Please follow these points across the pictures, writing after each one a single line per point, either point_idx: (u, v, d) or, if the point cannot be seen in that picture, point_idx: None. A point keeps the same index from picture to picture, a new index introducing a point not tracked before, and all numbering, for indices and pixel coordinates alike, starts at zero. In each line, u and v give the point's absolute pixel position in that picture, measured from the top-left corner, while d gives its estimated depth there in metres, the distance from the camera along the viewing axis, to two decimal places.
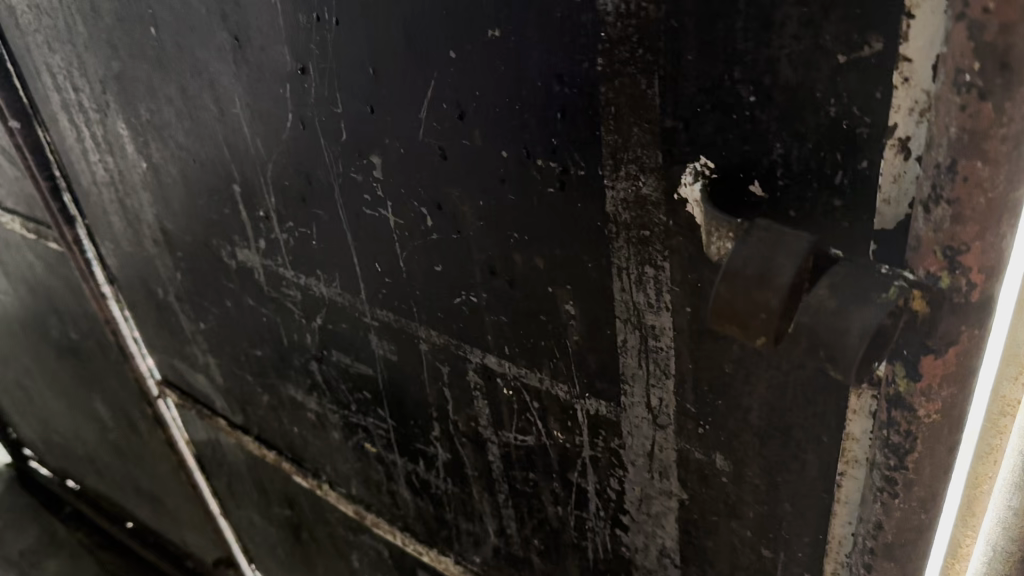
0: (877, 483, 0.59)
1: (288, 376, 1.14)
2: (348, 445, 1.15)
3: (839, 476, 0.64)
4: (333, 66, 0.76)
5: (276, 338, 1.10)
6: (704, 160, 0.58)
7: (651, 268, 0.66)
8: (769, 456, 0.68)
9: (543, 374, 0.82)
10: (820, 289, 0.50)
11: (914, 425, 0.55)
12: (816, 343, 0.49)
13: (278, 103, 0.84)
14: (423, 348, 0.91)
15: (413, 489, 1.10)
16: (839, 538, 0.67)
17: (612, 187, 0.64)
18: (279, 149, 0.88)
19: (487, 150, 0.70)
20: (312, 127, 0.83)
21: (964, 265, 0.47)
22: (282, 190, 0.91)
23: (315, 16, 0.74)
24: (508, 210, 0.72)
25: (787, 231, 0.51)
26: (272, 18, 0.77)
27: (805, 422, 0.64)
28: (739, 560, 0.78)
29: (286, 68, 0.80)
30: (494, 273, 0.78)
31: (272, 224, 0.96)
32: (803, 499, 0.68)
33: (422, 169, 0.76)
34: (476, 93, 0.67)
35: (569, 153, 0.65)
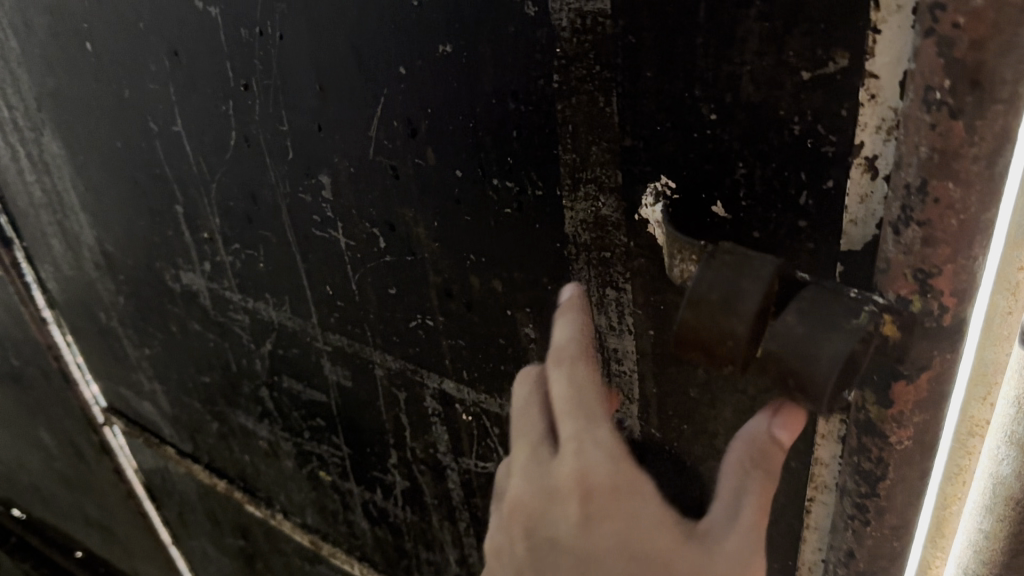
0: (848, 511, 0.58)
1: (238, 402, 1.10)
2: (302, 474, 1.11)
3: (807, 497, 0.63)
4: (278, 83, 0.73)
5: (225, 364, 1.06)
6: (665, 180, 0.56)
7: (613, 291, 0.64)
8: None
9: (503, 400, 0.79)
10: (788, 315, 0.47)
11: (886, 451, 0.53)
12: (785, 370, 0.47)
13: (222, 120, 0.80)
14: (377, 374, 0.88)
15: (371, 518, 1.06)
16: (808, 565, 0.67)
17: (570, 208, 0.62)
18: (222, 168, 0.84)
19: (440, 169, 0.67)
20: (256, 145, 0.79)
21: (936, 288, 0.46)
22: (227, 212, 0.88)
23: (258, 30, 0.71)
24: (464, 232, 0.70)
25: (753, 253, 0.48)
26: (214, 32, 0.74)
27: None
28: None
29: (230, 85, 0.77)
30: (450, 296, 0.75)
31: (217, 246, 0.92)
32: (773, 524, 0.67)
33: (373, 189, 0.73)
34: (428, 110, 0.65)
35: (525, 172, 0.62)
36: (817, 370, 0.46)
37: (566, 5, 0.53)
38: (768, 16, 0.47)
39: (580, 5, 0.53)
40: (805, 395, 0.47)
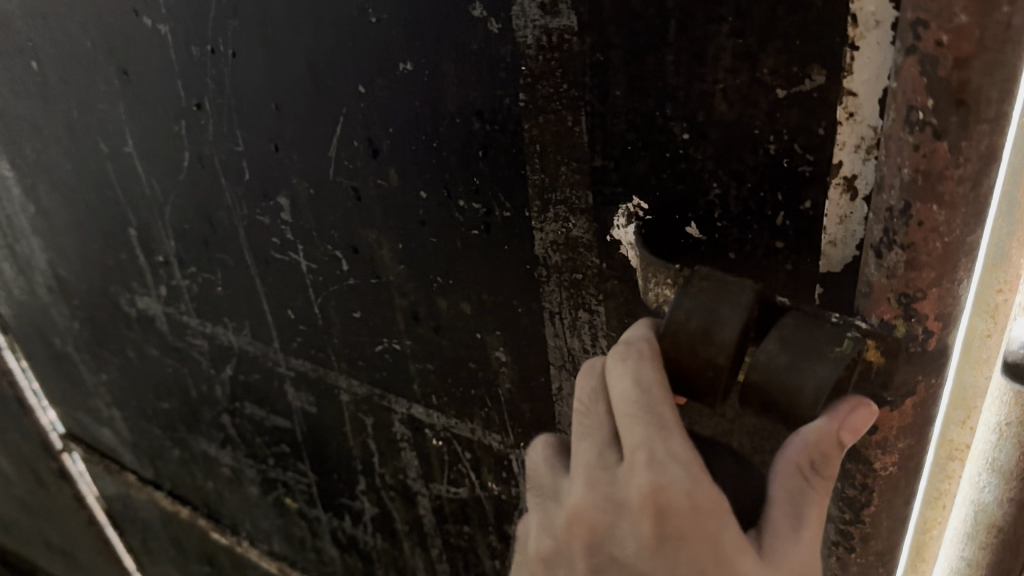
0: (831, 537, 0.56)
1: (199, 429, 1.06)
2: (267, 501, 1.07)
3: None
4: (232, 102, 0.70)
5: (184, 390, 1.02)
6: (637, 201, 0.54)
7: (585, 313, 0.62)
8: None
9: (474, 425, 0.76)
10: (770, 343, 0.45)
11: (870, 478, 0.51)
12: (769, 401, 0.45)
13: (175, 141, 0.77)
14: (343, 399, 0.85)
15: (340, 545, 1.03)
16: None
17: (540, 229, 0.60)
18: (177, 190, 0.81)
19: (404, 190, 0.65)
20: (211, 166, 0.76)
21: (920, 312, 0.44)
22: (182, 235, 0.84)
23: (209, 47, 0.68)
24: (431, 254, 0.67)
25: (731, 278, 0.47)
26: (165, 50, 0.71)
27: None
28: None
29: (182, 104, 0.73)
30: (417, 319, 0.72)
31: (172, 270, 0.88)
32: None
33: (335, 210, 0.70)
34: (390, 129, 0.62)
35: (493, 193, 0.60)
36: (802, 401, 0.44)
37: (531, 22, 0.51)
38: (741, 32, 0.45)
39: (546, 21, 0.51)
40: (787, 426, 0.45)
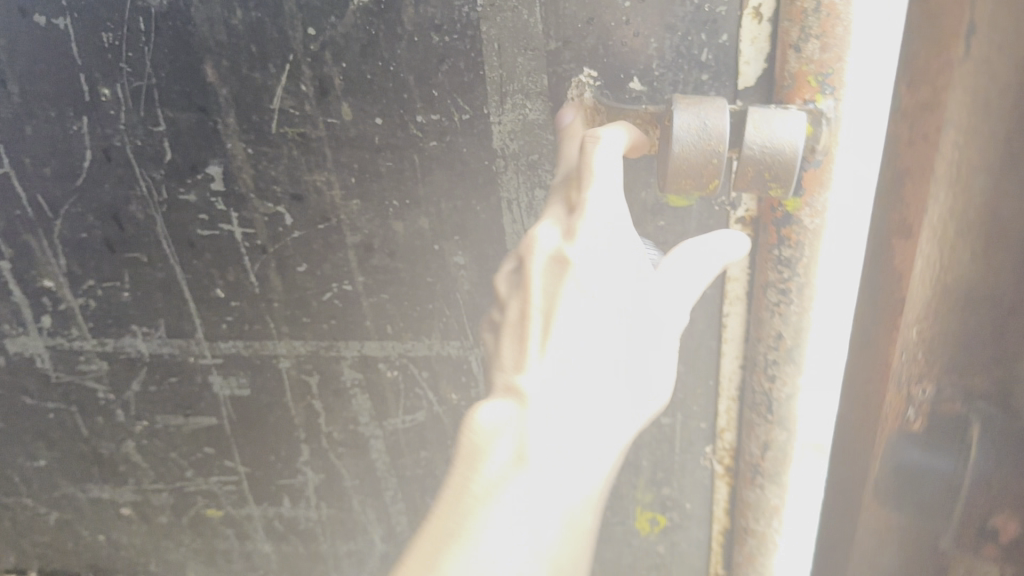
0: (772, 300, 0.74)
1: (90, 473, 1.01)
2: (180, 524, 1.05)
3: (726, 309, 0.79)
4: (154, 81, 0.72)
5: (72, 433, 0.97)
6: (589, 70, 0.67)
7: (544, 190, 0.74)
8: None
9: (432, 340, 0.84)
10: (752, 129, 0.59)
11: (800, 233, 0.69)
12: (765, 170, 0.60)
13: (71, 141, 0.76)
14: (282, 365, 0.89)
15: (275, 536, 1.04)
16: (728, 376, 0.83)
17: (499, 121, 0.70)
18: (73, 196, 0.79)
19: (357, 123, 0.72)
20: (120, 157, 0.77)
21: (832, 84, 0.62)
22: (77, 248, 0.82)
23: (124, 30, 0.70)
24: (386, 179, 0.74)
25: (703, 97, 0.60)
26: (63, 46, 0.71)
27: None
28: (642, 438, 0.90)
29: (85, 98, 0.74)
30: (371, 250, 0.79)
31: (62, 293, 0.85)
32: (693, 352, 0.83)
33: (278, 163, 0.75)
34: (342, 64, 0.69)
35: (450, 101, 0.70)
36: (789, 157, 0.59)
37: None
38: None
39: None
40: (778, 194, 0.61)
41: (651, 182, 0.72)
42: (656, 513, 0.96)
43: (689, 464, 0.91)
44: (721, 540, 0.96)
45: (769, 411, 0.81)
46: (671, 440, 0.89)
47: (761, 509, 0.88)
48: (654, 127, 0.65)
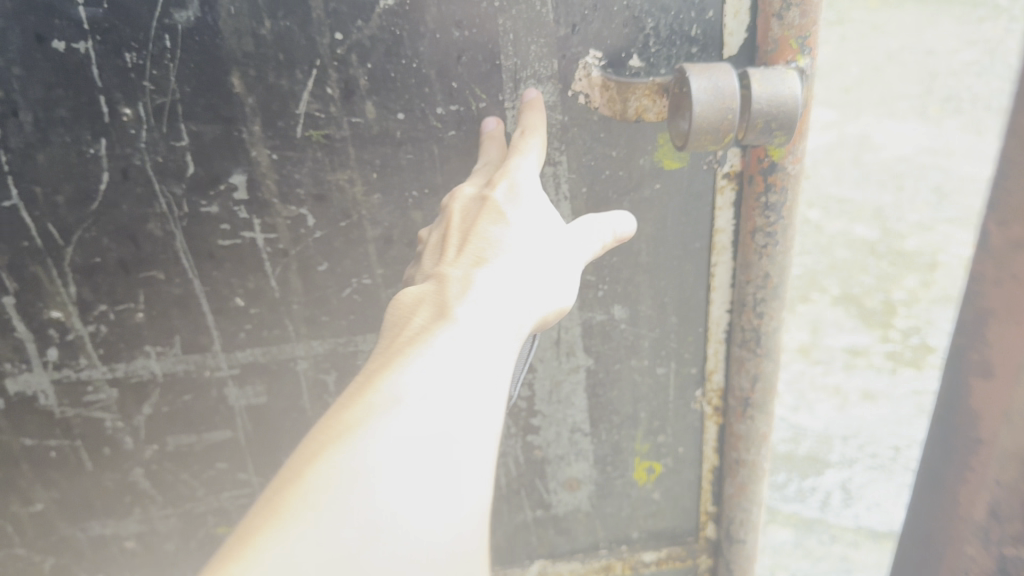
0: (760, 243, 0.81)
1: (92, 506, 1.01)
2: (189, 547, 1.06)
3: (714, 258, 0.87)
4: (178, 97, 0.75)
5: (75, 467, 0.97)
6: (594, 52, 0.75)
7: (551, 167, 0.81)
8: (657, 285, 0.89)
9: None
10: (760, 88, 0.69)
11: (784, 177, 0.77)
12: (772, 120, 0.70)
13: (88, 165, 0.77)
14: (301, 366, 0.94)
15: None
16: (716, 321, 0.91)
17: (513, 107, 0.77)
18: (88, 219, 0.80)
19: (381, 120, 0.77)
20: (139, 176, 0.78)
21: (809, 46, 0.72)
22: (89, 274, 0.83)
23: (146, 50, 0.72)
24: (406, 172, 0.80)
25: (713, 64, 0.69)
26: (82, 70, 0.72)
27: (682, 238, 0.86)
28: (639, 390, 0.96)
29: (104, 119, 0.75)
30: (392, 241, 0.85)
31: (70, 322, 0.86)
32: (687, 304, 0.90)
33: (302, 166, 0.80)
34: (367, 65, 0.74)
35: (469, 90, 0.76)
36: (790, 108, 0.70)
37: None
38: None
39: None
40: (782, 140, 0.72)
41: (648, 148, 0.80)
42: (652, 462, 1.02)
43: (682, 409, 0.98)
44: (712, 476, 1.02)
45: (756, 346, 0.87)
46: (666, 388, 0.96)
47: (752, 440, 0.94)
48: (663, 96, 0.75)
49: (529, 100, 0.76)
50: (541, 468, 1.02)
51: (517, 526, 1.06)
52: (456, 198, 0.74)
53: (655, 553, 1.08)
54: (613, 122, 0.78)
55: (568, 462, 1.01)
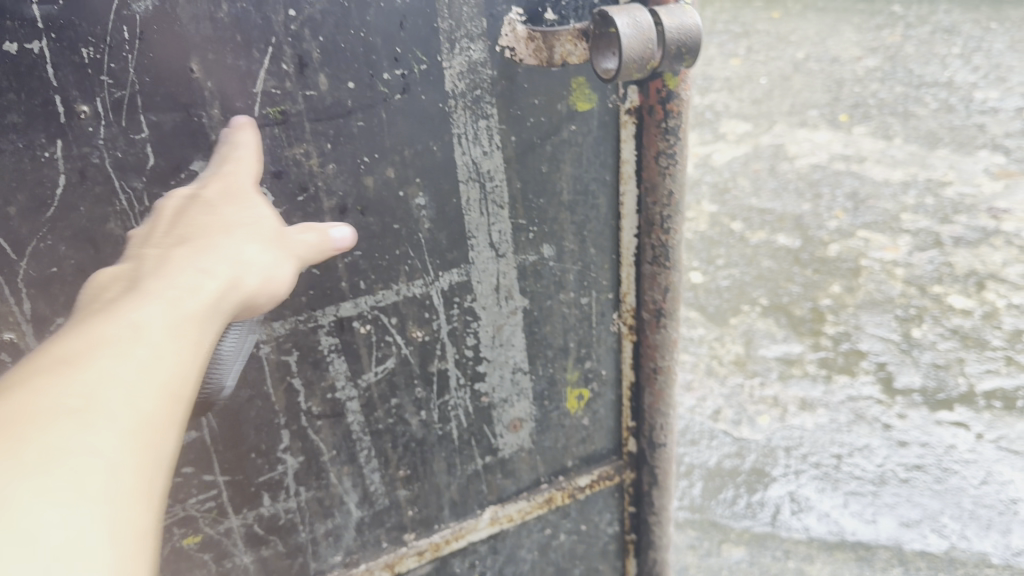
0: (664, 164, 1.03)
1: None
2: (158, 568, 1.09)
3: (621, 188, 1.07)
4: (136, 88, 0.81)
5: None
6: (517, 9, 0.90)
7: (485, 121, 0.95)
8: (576, 218, 1.08)
9: (399, 283, 1.02)
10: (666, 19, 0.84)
11: (680, 105, 0.99)
12: (678, 46, 0.85)
13: (43, 169, 0.82)
14: (263, 351, 1.00)
15: (254, 544, 1.14)
16: (627, 245, 1.12)
17: (450, 66, 0.90)
18: (44, 228, 0.85)
19: (331, 90, 0.86)
20: (96, 174, 0.85)
21: None
22: (45, 286, 0.88)
23: (104, 44, 0.78)
24: (354, 142, 0.90)
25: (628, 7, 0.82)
26: (38, 70, 0.78)
27: (592, 174, 1.05)
28: (567, 323, 1.17)
29: (60, 119, 0.81)
30: (346, 210, 0.93)
31: (24, 342, 0.90)
32: (597, 233, 1.10)
33: (259, 144, 0.87)
34: (319, 38, 0.84)
35: (411, 55, 0.88)
36: (689, 33, 0.85)
37: None
38: None
39: None
40: (686, 64, 0.88)
41: (564, 95, 0.98)
42: (581, 389, 1.24)
43: (603, 335, 1.20)
44: (629, 394, 1.26)
45: (666, 260, 1.11)
46: (590, 317, 1.17)
47: (665, 346, 1.18)
48: (582, 40, 0.91)
49: (239, 122, 0.84)
50: (488, 414, 1.19)
51: (468, 479, 1.24)
52: (167, 197, 0.82)
53: (589, 477, 1.31)
54: (534, 74, 0.95)
55: (511, 404, 1.20)
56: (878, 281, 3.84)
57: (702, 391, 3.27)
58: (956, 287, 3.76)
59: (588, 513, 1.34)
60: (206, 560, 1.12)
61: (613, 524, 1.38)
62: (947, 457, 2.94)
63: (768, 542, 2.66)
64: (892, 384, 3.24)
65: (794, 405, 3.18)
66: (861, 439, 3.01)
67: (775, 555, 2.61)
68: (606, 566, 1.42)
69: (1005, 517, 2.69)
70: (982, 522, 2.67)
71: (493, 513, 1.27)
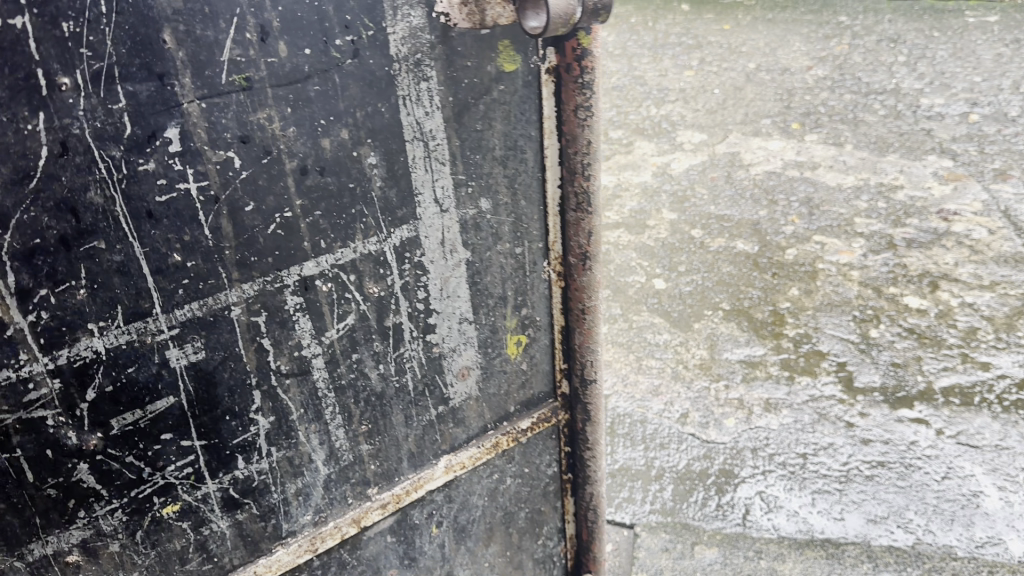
0: (582, 116, 1.27)
1: (36, 527, 1.06)
2: (139, 538, 1.14)
3: (544, 143, 1.30)
4: (113, 60, 0.90)
5: (16, 482, 1.02)
6: None
7: (425, 82, 1.13)
8: (506, 170, 1.27)
9: (356, 242, 1.15)
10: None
11: (593, 62, 1.23)
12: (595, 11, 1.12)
13: (26, 141, 0.88)
14: (236, 311, 1.09)
15: (231, 509, 1.21)
16: (553, 196, 1.34)
17: (393, 32, 1.07)
18: (27, 200, 0.90)
19: (290, 55, 1.00)
20: (77, 145, 0.91)
21: None
22: (29, 257, 0.92)
23: (84, 18, 0.87)
24: (310, 105, 1.04)
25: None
26: (21, 44, 0.85)
27: (517, 130, 1.26)
28: (504, 271, 1.34)
29: (42, 92, 0.87)
30: (306, 170, 1.07)
31: (10, 316, 0.93)
32: (525, 182, 1.31)
33: (228, 109, 0.98)
34: (278, 8, 0.97)
35: (359, 23, 1.04)
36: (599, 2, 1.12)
37: None
38: None
39: None
40: (601, 20, 1.14)
41: (492, 57, 1.19)
42: (519, 335, 1.41)
43: (537, 282, 1.40)
44: (559, 337, 1.47)
45: (588, 205, 1.35)
46: (524, 266, 1.37)
47: (591, 286, 1.41)
48: (509, 4, 1.15)
49: None
50: (439, 364, 1.33)
51: (425, 428, 1.36)
52: None
53: (529, 420, 1.48)
54: (466, 38, 1.15)
55: (459, 353, 1.35)
56: (835, 283, 4.01)
57: (669, 395, 3.37)
58: (910, 288, 3.93)
59: (529, 455, 1.51)
60: (185, 528, 1.18)
61: (553, 465, 1.56)
62: (909, 453, 3.08)
63: (739, 542, 2.76)
64: (852, 382, 3.40)
65: (759, 406, 3.30)
66: (824, 438, 3.14)
67: (749, 555, 2.71)
68: (547, 507, 1.59)
69: (968, 510, 2.81)
70: (946, 515, 2.79)
71: (448, 461, 1.40)
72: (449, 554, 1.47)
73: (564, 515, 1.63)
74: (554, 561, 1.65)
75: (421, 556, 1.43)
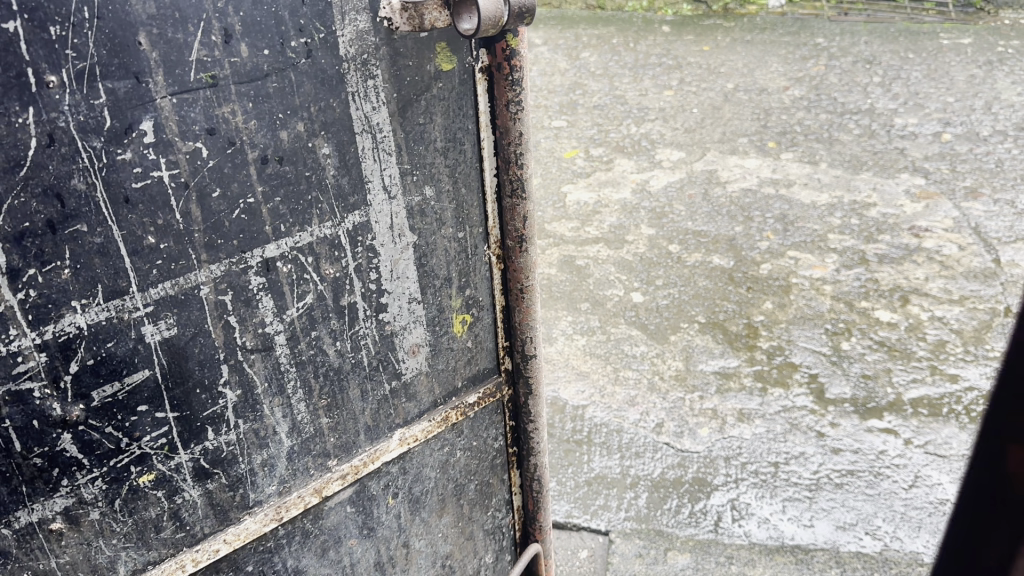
0: (513, 109, 1.43)
1: (22, 495, 1.14)
2: (118, 506, 1.23)
3: (480, 135, 1.44)
4: (95, 60, 1.01)
5: (4, 452, 1.10)
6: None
7: (371, 80, 1.26)
8: (447, 160, 1.41)
9: (312, 225, 1.27)
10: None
11: (520, 60, 1.39)
12: (520, 13, 1.28)
13: (18, 133, 0.98)
14: (204, 290, 1.20)
15: (202, 479, 1.31)
16: (490, 184, 1.49)
17: (342, 35, 1.20)
18: (18, 186, 1.00)
19: (249, 54, 1.12)
20: (63, 136, 1.01)
21: None
22: (19, 238, 1.02)
23: (69, 23, 0.98)
24: (268, 100, 1.16)
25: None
26: (13, 45, 0.95)
27: (456, 123, 1.39)
28: (448, 254, 1.48)
29: (32, 88, 0.98)
30: (266, 159, 1.19)
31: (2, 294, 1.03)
32: (465, 171, 1.44)
33: (196, 104, 1.10)
34: (240, 13, 1.10)
35: (312, 27, 1.17)
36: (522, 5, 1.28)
37: None
38: None
39: None
40: (523, 20, 1.31)
41: (431, 57, 1.32)
42: (464, 314, 1.56)
43: (479, 265, 1.54)
44: (501, 316, 1.63)
45: (521, 192, 1.50)
46: (466, 248, 1.50)
47: (527, 265, 1.57)
48: (444, 9, 1.25)
49: None
50: (391, 341, 1.46)
51: (380, 401, 1.48)
52: None
53: (476, 395, 1.64)
54: (407, 41, 1.28)
55: (409, 330, 1.48)
56: (808, 297, 4.12)
57: (646, 405, 3.48)
58: (880, 301, 4.07)
59: (477, 428, 1.67)
60: (159, 497, 1.27)
61: (499, 439, 1.73)
62: (879, 462, 3.19)
63: (712, 548, 2.89)
64: (824, 395, 3.52)
65: (733, 416, 3.42)
66: (796, 447, 3.26)
67: (721, 560, 2.83)
68: (495, 479, 1.77)
69: (936, 517, 2.94)
70: (914, 522, 2.94)
71: (402, 434, 1.53)
72: (404, 523, 1.62)
73: (511, 486, 1.82)
74: (503, 531, 1.85)
75: (379, 526, 1.57)
